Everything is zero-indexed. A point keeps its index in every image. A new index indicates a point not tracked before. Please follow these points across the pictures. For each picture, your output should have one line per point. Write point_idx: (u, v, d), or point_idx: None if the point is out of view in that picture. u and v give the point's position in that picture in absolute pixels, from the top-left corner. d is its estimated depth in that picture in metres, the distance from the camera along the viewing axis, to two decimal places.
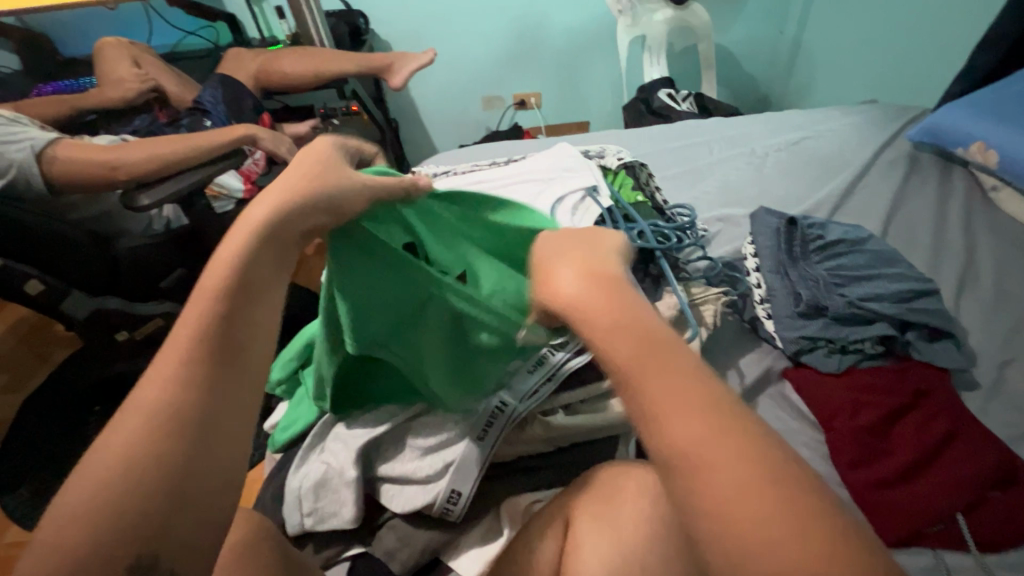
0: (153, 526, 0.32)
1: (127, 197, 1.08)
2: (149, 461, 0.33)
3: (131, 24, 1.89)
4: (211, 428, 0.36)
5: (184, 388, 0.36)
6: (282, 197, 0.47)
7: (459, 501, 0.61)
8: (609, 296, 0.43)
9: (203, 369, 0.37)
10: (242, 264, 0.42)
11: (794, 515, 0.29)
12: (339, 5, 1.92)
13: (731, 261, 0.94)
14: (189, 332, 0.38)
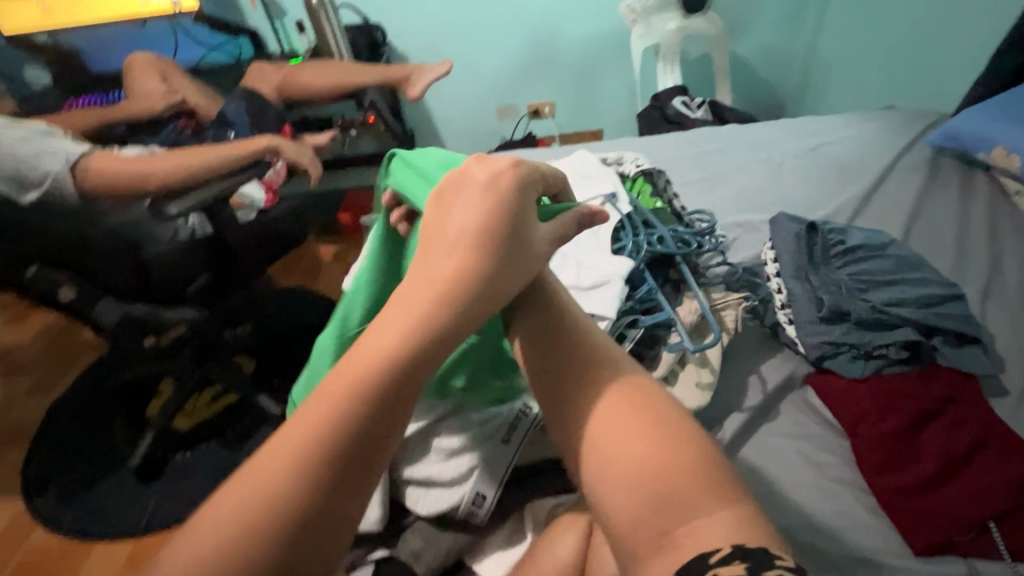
0: None
1: (158, 206, 1.13)
2: (260, 533, 0.37)
3: (157, 40, 1.95)
4: (316, 524, 0.39)
5: (303, 477, 0.39)
6: (447, 287, 0.49)
7: (484, 504, 0.62)
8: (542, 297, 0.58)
9: (328, 464, 0.40)
10: (397, 367, 0.44)
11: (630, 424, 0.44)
12: (358, 19, 1.97)
13: (751, 267, 0.92)
14: (328, 424, 0.41)
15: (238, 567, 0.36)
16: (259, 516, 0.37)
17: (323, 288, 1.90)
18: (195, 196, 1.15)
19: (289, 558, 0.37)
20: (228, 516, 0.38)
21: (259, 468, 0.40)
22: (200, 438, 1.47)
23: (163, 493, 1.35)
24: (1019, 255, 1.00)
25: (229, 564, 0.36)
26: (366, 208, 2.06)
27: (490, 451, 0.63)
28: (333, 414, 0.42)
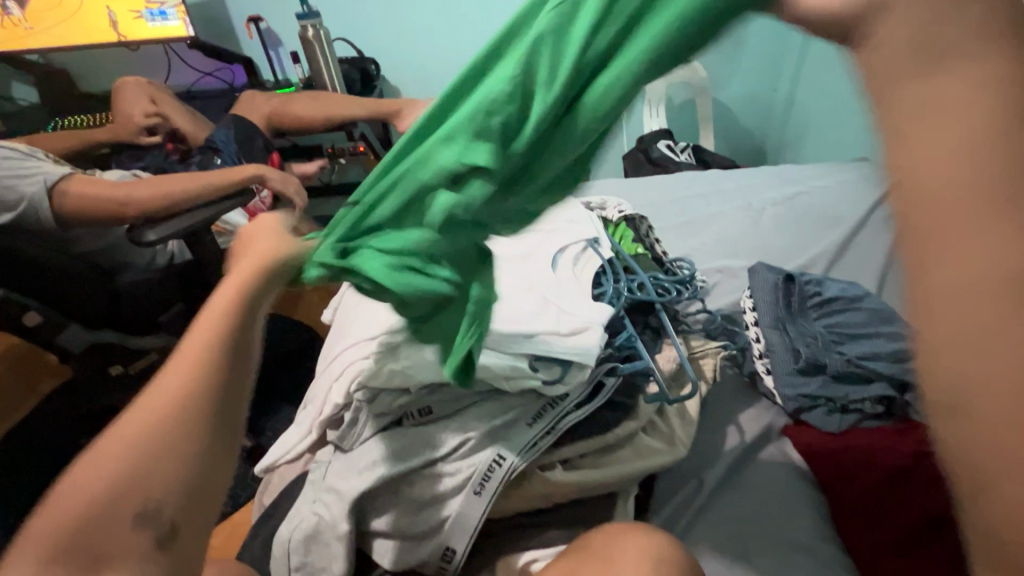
0: (101, 513, 0.41)
1: (135, 232, 1.09)
2: (87, 511, 0.41)
3: (152, 65, 1.98)
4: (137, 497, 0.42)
5: (119, 478, 0.42)
6: (189, 366, 0.48)
7: (454, 558, 0.62)
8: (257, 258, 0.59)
9: (148, 465, 0.43)
10: (169, 410, 0.46)
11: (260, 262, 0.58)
12: (352, 52, 2.01)
13: (730, 313, 0.96)
14: (98, 484, 0.42)
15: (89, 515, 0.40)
16: (89, 505, 0.41)
17: (303, 316, 1.85)
18: (175, 222, 1.10)
19: (99, 515, 0.40)
20: (71, 499, 0.41)
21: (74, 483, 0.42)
22: None
23: None
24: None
25: (89, 512, 0.40)
26: None
27: (517, 421, 0.66)
28: (122, 455, 0.43)
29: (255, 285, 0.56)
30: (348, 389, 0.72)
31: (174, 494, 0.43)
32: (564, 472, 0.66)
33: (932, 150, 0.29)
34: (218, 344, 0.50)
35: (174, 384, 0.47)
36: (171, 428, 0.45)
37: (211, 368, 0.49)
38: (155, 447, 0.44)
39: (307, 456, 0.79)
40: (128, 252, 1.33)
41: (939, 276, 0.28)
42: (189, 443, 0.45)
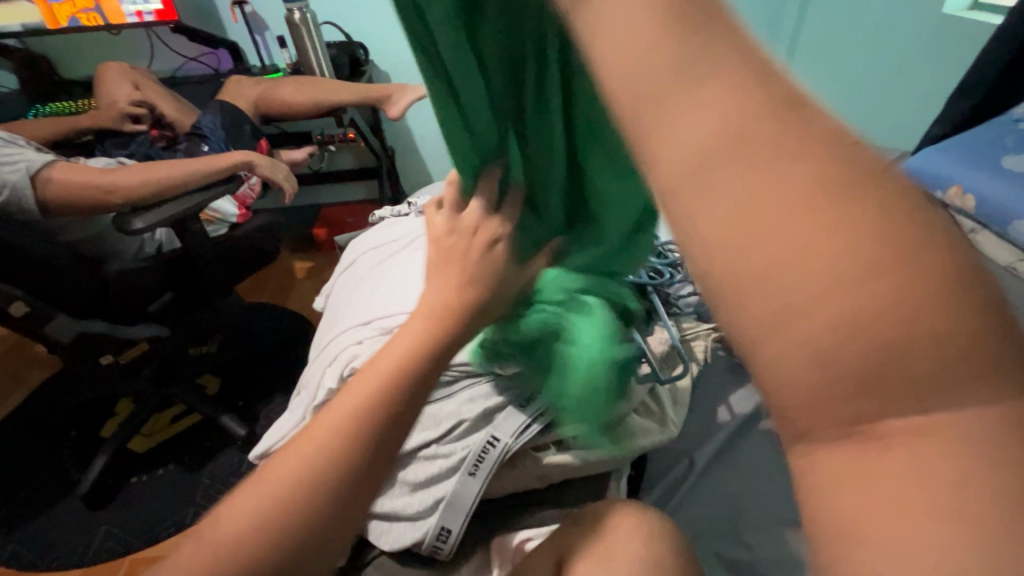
0: (271, 535, 0.45)
1: (118, 219, 1.08)
2: (263, 526, 0.45)
3: (135, 50, 1.93)
4: (305, 531, 0.45)
5: (289, 502, 0.45)
6: (370, 411, 0.48)
7: (449, 538, 0.61)
8: (448, 270, 0.54)
9: (316, 502, 0.46)
10: (341, 457, 0.47)
11: (446, 276, 0.54)
12: (340, 36, 1.97)
13: None
14: (271, 499, 0.46)
15: (265, 530, 0.45)
16: (266, 521, 0.45)
17: (295, 304, 1.83)
18: (165, 210, 1.10)
19: (272, 530, 0.45)
20: (256, 502, 0.46)
21: (260, 485, 0.47)
22: (157, 460, 1.35)
23: (114, 519, 1.23)
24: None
25: (262, 526, 0.45)
26: (343, 225, 2.02)
27: (510, 404, 0.67)
28: (302, 481, 0.46)
29: (434, 339, 0.51)
30: (342, 373, 0.72)
31: (324, 537, 0.46)
32: (558, 454, 0.67)
33: (614, 32, 0.22)
34: (388, 400, 0.49)
35: (335, 445, 0.47)
36: (337, 473, 0.46)
37: (382, 429, 0.48)
38: (326, 487, 0.46)
39: None
40: (117, 241, 1.32)
41: (670, 157, 0.22)
42: (355, 493, 0.47)
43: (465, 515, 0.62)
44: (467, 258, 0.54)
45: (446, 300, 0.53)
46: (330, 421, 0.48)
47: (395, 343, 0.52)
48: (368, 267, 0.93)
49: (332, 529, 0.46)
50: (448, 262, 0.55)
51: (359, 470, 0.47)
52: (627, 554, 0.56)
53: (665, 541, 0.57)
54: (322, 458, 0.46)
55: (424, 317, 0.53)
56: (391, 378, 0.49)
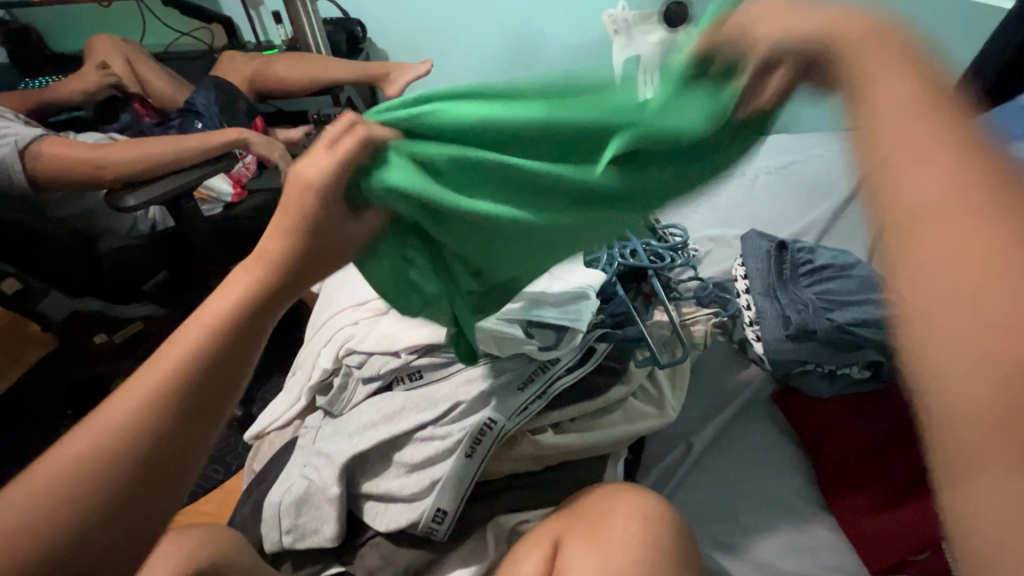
0: (75, 508, 0.40)
1: (110, 196, 1.05)
2: (66, 495, 0.40)
3: (126, 22, 1.89)
4: (119, 504, 0.41)
5: (100, 471, 0.41)
6: (190, 364, 0.45)
7: (445, 520, 0.61)
8: (280, 221, 0.49)
9: (130, 469, 0.42)
10: (153, 414, 0.43)
11: (281, 227, 0.49)
12: (337, 13, 1.92)
13: (722, 282, 0.95)
14: (72, 464, 0.41)
15: (69, 500, 0.40)
16: (70, 485, 0.40)
17: None
18: (157, 187, 1.06)
19: (80, 501, 0.40)
20: (60, 469, 0.41)
21: (64, 450, 0.42)
22: None
23: None
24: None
25: (64, 495, 0.40)
26: None
27: (509, 385, 0.66)
28: (108, 448, 0.42)
29: (248, 306, 0.47)
30: (337, 354, 0.72)
31: (141, 510, 0.42)
32: (555, 436, 0.66)
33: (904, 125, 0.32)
34: (209, 353, 0.46)
35: (188, 368, 0.45)
36: (154, 436, 0.43)
37: (203, 386, 0.45)
38: (139, 452, 0.42)
39: (297, 422, 0.80)
40: (110, 218, 1.30)
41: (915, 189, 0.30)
42: (173, 460, 0.44)
43: (458, 504, 0.61)
44: (299, 217, 0.48)
45: (274, 252, 0.49)
46: (148, 378, 0.44)
47: (198, 311, 0.47)
48: None
49: (150, 500, 0.43)
50: (281, 216, 0.49)
51: (178, 432, 0.44)
52: (624, 536, 0.56)
53: (662, 522, 0.57)
54: (134, 418, 0.43)
55: (257, 272, 0.49)
56: (218, 333, 0.46)
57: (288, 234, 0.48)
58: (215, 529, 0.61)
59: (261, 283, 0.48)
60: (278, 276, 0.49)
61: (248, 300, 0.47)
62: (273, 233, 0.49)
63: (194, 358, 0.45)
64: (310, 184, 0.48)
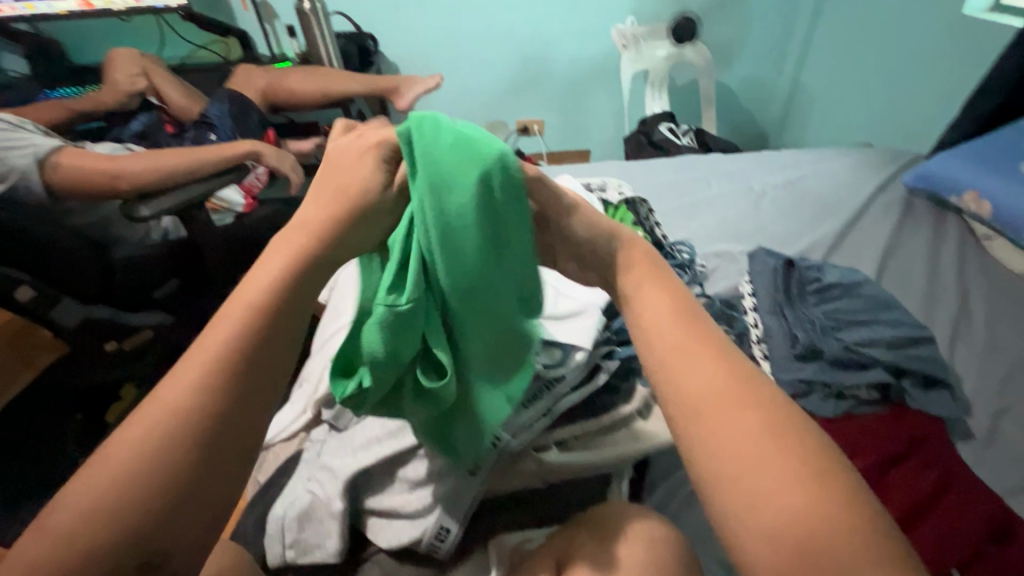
0: (127, 513, 0.33)
1: (127, 206, 1.07)
2: (113, 501, 0.33)
3: (143, 36, 1.93)
4: (178, 499, 0.34)
5: (149, 466, 0.34)
6: (244, 330, 0.40)
7: (447, 538, 0.60)
8: (322, 193, 0.49)
9: (188, 456, 0.35)
10: (207, 390, 0.37)
11: (324, 197, 0.48)
12: (349, 27, 1.95)
13: (729, 299, 0.94)
14: (118, 464, 0.34)
15: (116, 508, 0.33)
16: (115, 492, 0.33)
17: None
18: (170, 198, 1.08)
19: (130, 507, 0.33)
20: (102, 478, 0.34)
21: (105, 455, 0.35)
22: None
23: None
24: (999, 310, 0.99)
25: (108, 504, 0.33)
26: None
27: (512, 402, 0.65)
28: (159, 436, 0.35)
29: (303, 262, 0.44)
30: None
31: (206, 504, 0.35)
32: (559, 454, 0.66)
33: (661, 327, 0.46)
34: (263, 319, 0.41)
35: (243, 336, 0.40)
36: (210, 414, 0.37)
37: (259, 351, 0.40)
38: (196, 434, 0.36)
39: (302, 435, 0.80)
40: (122, 227, 1.32)
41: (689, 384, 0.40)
42: (237, 439, 0.37)
43: (458, 525, 0.60)
44: (344, 182, 0.50)
45: (319, 216, 0.47)
46: (197, 356, 0.39)
47: (250, 277, 0.44)
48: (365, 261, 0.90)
49: (212, 488, 0.36)
50: (324, 188, 0.49)
51: (240, 405, 0.38)
52: (629, 557, 0.55)
53: (666, 547, 0.57)
54: (190, 398, 0.37)
55: (300, 237, 0.46)
56: (269, 298, 0.42)
57: (334, 194, 0.49)
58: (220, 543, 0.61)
59: (309, 243, 0.45)
60: (338, 231, 0.47)
61: (300, 257, 0.44)
62: (316, 203, 0.48)
63: (245, 325, 0.40)
64: (353, 155, 0.51)
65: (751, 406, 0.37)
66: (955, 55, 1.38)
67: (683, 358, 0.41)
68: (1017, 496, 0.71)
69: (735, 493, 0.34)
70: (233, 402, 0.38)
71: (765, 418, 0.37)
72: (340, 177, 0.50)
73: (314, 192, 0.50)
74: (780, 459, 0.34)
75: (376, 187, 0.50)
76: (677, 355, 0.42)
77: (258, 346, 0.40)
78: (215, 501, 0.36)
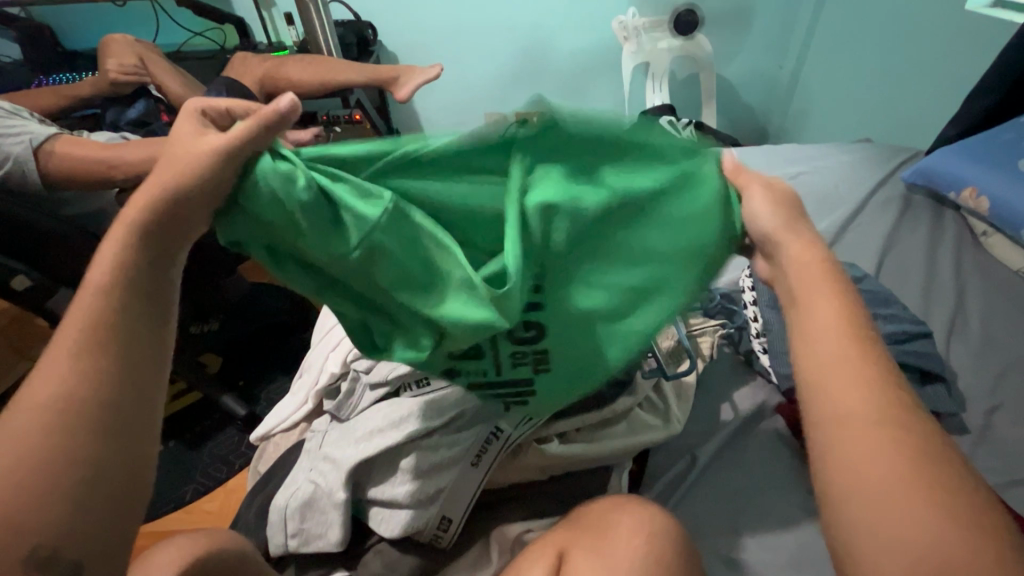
0: (34, 498, 0.38)
1: (124, 195, 1.06)
2: (16, 492, 0.38)
3: (139, 22, 1.91)
4: (81, 482, 0.40)
5: (39, 455, 0.39)
6: (103, 319, 0.44)
7: (450, 527, 0.63)
8: (156, 172, 0.48)
9: (70, 438, 0.40)
10: (81, 380, 0.42)
11: (159, 173, 0.48)
12: (348, 15, 1.93)
13: (729, 292, 0.95)
14: (8, 460, 0.39)
15: (24, 497, 0.38)
16: (10, 487, 0.38)
17: None
18: None
19: (35, 493, 0.38)
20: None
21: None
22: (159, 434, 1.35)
23: None
24: (994, 306, 0.99)
25: (15, 498, 0.38)
26: None
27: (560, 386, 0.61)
28: (39, 429, 0.40)
29: (133, 250, 0.47)
30: (346, 358, 0.73)
31: (110, 471, 0.41)
32: (560, 446, 0.66)
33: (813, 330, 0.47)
34: (116, 307, 0.44)
35: (96, 323, 0.43)
36: (84, 401, 0.41)
37: (116, 331, 0.44)
38: (76, 417, 0.41)
39: (302, 425, 0.80)
40: (119, 217, 1.31)
41: (844, 407, 0.43)
42: (117, 412, 0.42)
43: (459, 518, 0.63)
44: (177, 152, 0.48)
45: (162, 194, 0.46)
46: (58, 349, 0.43)
47: (90, 272, 0.46)
48: None
49: (111, 460, 0.41)
50: (163, 161, 0.49)
51: (109, 382, 0.42)
52: (628, 549, 0.56)
53: (666, 540, 0.57)
54: (57, 389, 0.41)
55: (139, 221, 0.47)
56: (121, 289, 0.45)
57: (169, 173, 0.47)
58: (223, 532, 0.62)
59: (148, 227, 0.47)
60: (166, 206, 0.47)
61: (130, 244, 0.46)
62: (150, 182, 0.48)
63: (99, 316, 0.44)
64: (182, 132, 0.50)
65: (900, 443, 0.41)
66: (957, 51, 1.38)
67: (839, 383, 0.44)
68: (1008, 490, 0.72)
69: (855, 508, 0.40)
70: (102, 378, 0.42)
71: (906, 447, 0.41)
72: (170, 149, 0.49)
73: (154, 167, 0.49)
74: (916, 497, 0.39)
75: (199, 140, 0.49)
76: (831, 370, 0.45)
77: (116, 330, 0.44)
78: (116, 472, 0.41)
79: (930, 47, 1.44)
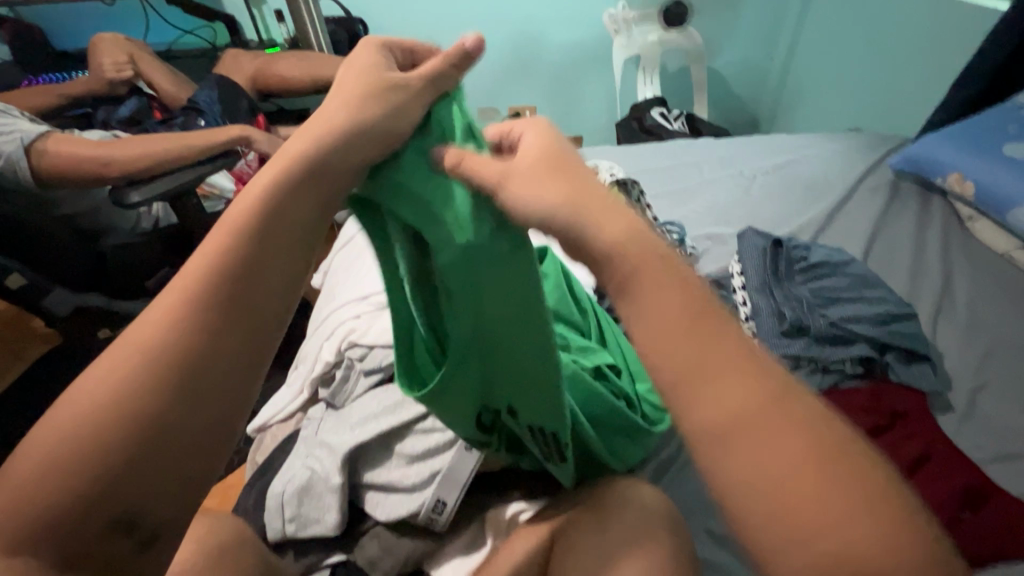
0: (105, 444, 0.37)
1: (116, 191, 1.07)
2: (93, 430, 0.37)
3: (129, 21, 1.90)
4: (155, 439, 0.38)
5: (131, 394, 0.38)
6: (234, 253, 0.43)
7: (444, 511, 0.62)
8: (336, 99, 0.48)
9: (166, 389, 0.39)
10: (190, 325, 0.41)
11: (341, 99, 0.48)
12: (338, 11, 1.93)
13: (718, 279, 0.96)
14: (91, 400, 0.38)
15: (95, 444, 0.37)
16: (89, 423, 0.37)
17: None
18: (160, 183, 1.07)
19: (107, 440, 0.37)
20: (78, 411, 0.38)
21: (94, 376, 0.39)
22: None
23: None
24: (980, 288, 1.01)
25: (87, 438, 0.37)
26: None
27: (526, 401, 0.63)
28: (147, 362, 0.39)
29: (276, 192, 0.45)
30: (339, 347, 0.74)
31: (188, 440, 0.39)
32: None
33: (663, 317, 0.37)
34: (239, 248, 0.43)
35: (227, 262, 0.43)
36: (192, 352, 0.40)
37: (243, 274, 0.43)
38: (186, 364, 0.40)
39: (299, 416, 0.82)
40: (111, 215, 1.31)
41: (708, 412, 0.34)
42: (221, 377, 0.41)
43: (454, 503, 0.62)
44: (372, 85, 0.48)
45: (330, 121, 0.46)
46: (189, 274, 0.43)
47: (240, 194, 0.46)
48: (362, 246, 0.90)
49: (186, 427, 0.39)
50: (344, 91, 0.49)
51: (219, 341, 0.41)
52: (622, 527, 0.57)
53: (658, 517, 0.58)
54: (173, 325, 0.41)
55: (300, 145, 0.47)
56: (256, 216, 0.44)
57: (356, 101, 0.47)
58: (221, 517, 0.62)
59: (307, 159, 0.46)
60: (327, 157, 0.46)
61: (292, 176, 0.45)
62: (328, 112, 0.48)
63: (227, 253, 0.43)
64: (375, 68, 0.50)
65: (791, 423, 0.33)
66: (941, 39, 1.39)
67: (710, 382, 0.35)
68: (992, 465, 0.74)
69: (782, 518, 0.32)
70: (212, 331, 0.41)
71: (797, 426, 0.33)
72: (355, 80, 0.49)
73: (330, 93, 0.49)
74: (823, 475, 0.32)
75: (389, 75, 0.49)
76: (695, 368, 0.35)
77: (236, 277, 0.43)
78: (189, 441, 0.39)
79: (915, 36, 1.46)
